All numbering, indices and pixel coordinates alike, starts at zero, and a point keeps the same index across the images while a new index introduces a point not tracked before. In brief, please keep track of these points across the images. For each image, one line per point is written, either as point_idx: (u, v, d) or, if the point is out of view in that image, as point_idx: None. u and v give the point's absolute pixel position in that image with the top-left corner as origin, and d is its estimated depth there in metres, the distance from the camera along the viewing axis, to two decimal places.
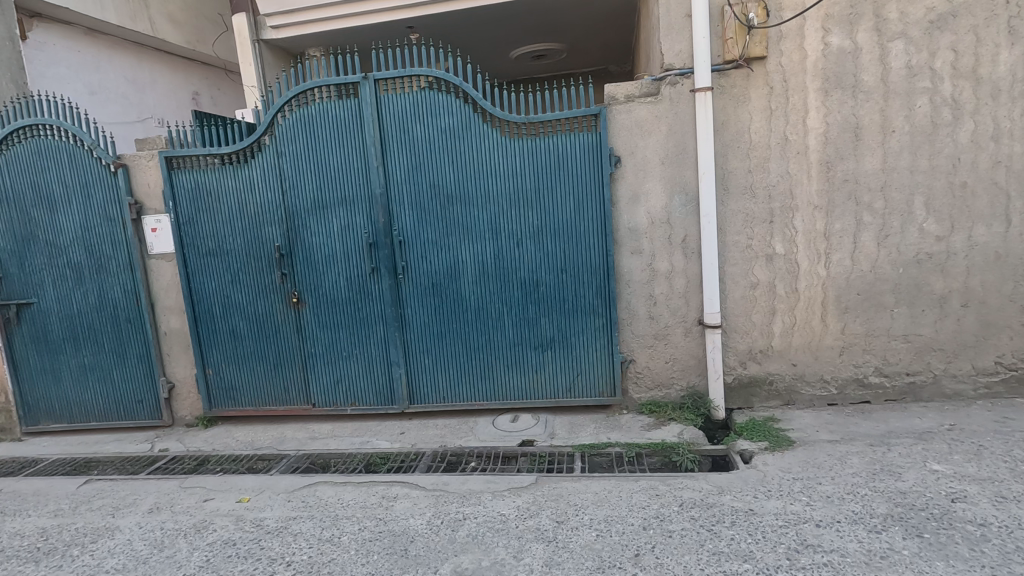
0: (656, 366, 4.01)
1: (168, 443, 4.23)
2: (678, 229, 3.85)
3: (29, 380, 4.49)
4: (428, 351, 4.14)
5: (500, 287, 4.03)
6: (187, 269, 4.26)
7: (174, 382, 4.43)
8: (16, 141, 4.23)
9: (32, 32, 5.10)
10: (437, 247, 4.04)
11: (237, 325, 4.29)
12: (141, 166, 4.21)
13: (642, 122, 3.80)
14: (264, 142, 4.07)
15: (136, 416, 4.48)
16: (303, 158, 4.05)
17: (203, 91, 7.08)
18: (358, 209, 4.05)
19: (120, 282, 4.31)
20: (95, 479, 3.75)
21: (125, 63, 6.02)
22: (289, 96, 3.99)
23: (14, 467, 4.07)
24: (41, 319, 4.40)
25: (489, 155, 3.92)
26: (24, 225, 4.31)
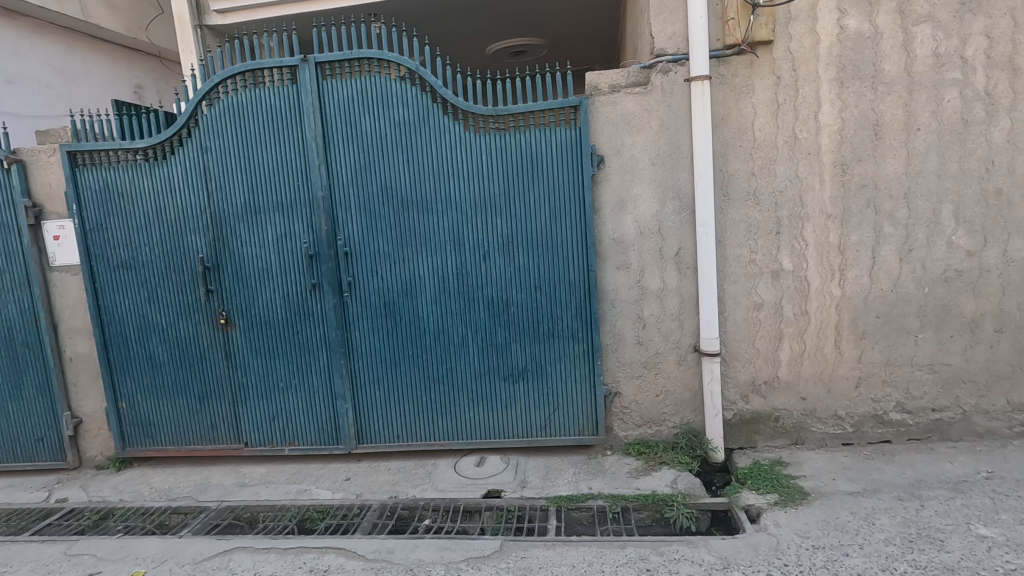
0: (644, 400, 3.45)
1: (69, 492, 3.55)
2: (670, 241, 3.31)
3: None
4: (379, 382, 3.54)
5: (465, 308, 3.44)
6: (95, 284, 3.61)
7: (82, 417, 3.77)
8: None
9: None
10: (390, 260, 3.44)
11: (155, 351, 3.65)
12: (41, 162, 3.57)
13: (629, 116, 3.26)
14: (186, 135, 3.46)
15: (35, 457, 3.80)
16: (232, 155, 3.44)
17: (149, 83, 6.41)
18: (297, 214, 3.44)
19: (15, 300, 3.65)
20: None
21: (51, 50, 5.31)
22: (215, 81, 3.38)
23: None
24: None
25: (450, 152, 3.34)
26: None
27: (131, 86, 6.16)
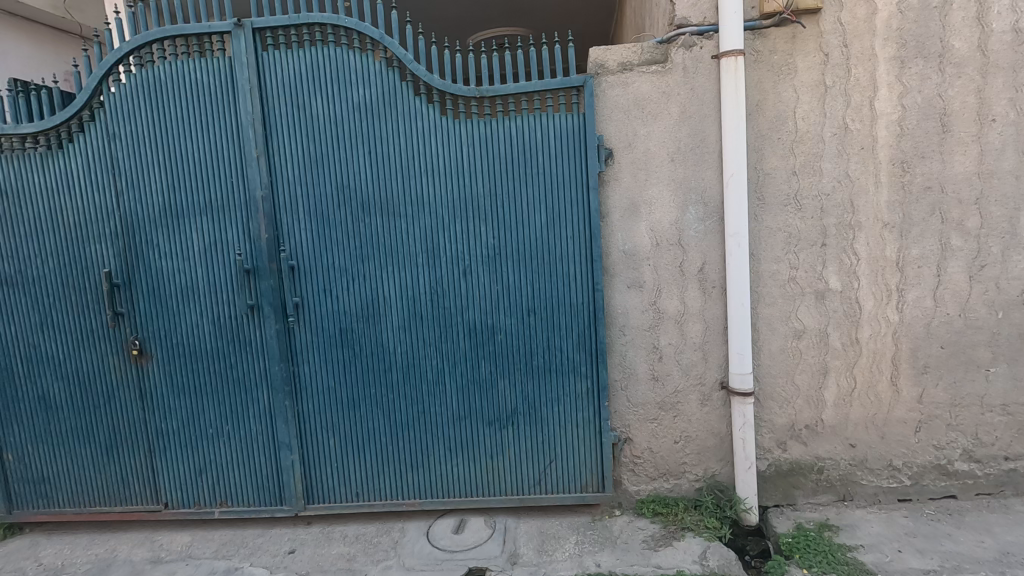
0: (661, 448, 2.82)
1: None
2: (693, 255, 2.69)
3: None
4: (334, 427, 2.85)
5: (442, 336, 2.78)
6: None
7: None
8: None
9: None
10: (347, 276, 2.75)
11: (51, 389, 2.90)
12: None
13: (645, 100, 2.64)
14: (89, 118, 2.75)
15: None
16: (148, 144, 2.74)
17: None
18: (229, 219, 2.74)
19: None
20: None
21: None
22: (125, 50, 2.68)
23: None
24: None
25: (423, 143, 2.69)
26: None
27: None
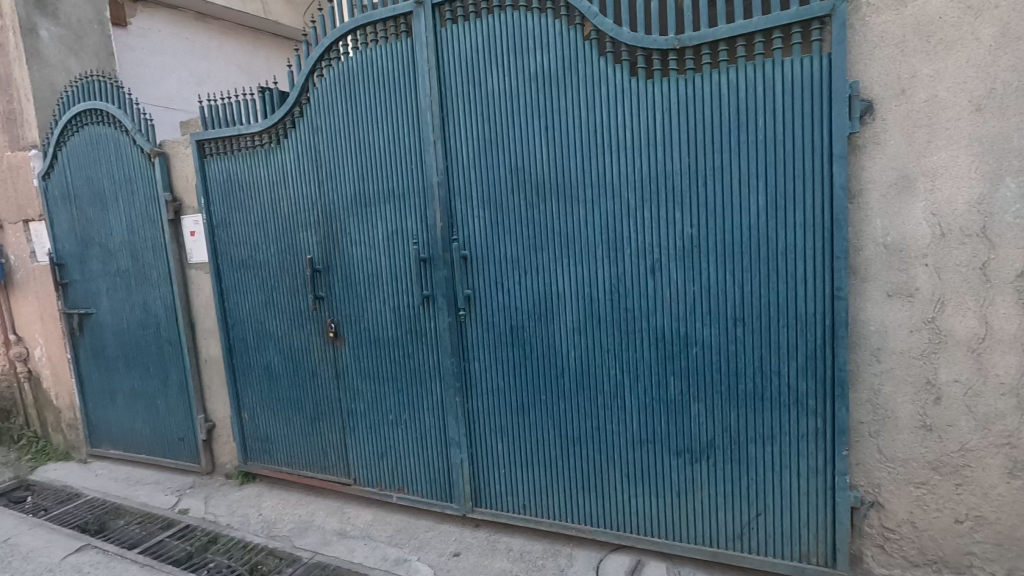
0: (932, 526, 1.97)
1: (192, 503, 3.37)
2: (1010, 251, 1.77)
3: (96, 400, 4.12)
4: (502, 431, 2.64)
5: (622, 343, 2.34)
6: (223, 285, 3.36)
7: (214, 421, 3.60)
8: (72, 132, 3.76)
9: (135, 18, 4.59)
10: (518, 268, 2.49)
11: (272, 361, 3.27)
12: (181, 155, 3.39)
13: (936, 20, 1.79)
14: (299, 114, 2.94)
15: (179, 456, 3.78)
16: (343, 135, 2.83)
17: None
18: (408, 207, 2.69)
19: (160, 296, 3.59)
20: (89, 547, 3.02)
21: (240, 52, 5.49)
22: (325, 45, 2.79)
23: (55, 502, 3.66)
24: (100, 332, 3.96)
25: (607, 113, 2.26)
26: (84, 228, 3.85)
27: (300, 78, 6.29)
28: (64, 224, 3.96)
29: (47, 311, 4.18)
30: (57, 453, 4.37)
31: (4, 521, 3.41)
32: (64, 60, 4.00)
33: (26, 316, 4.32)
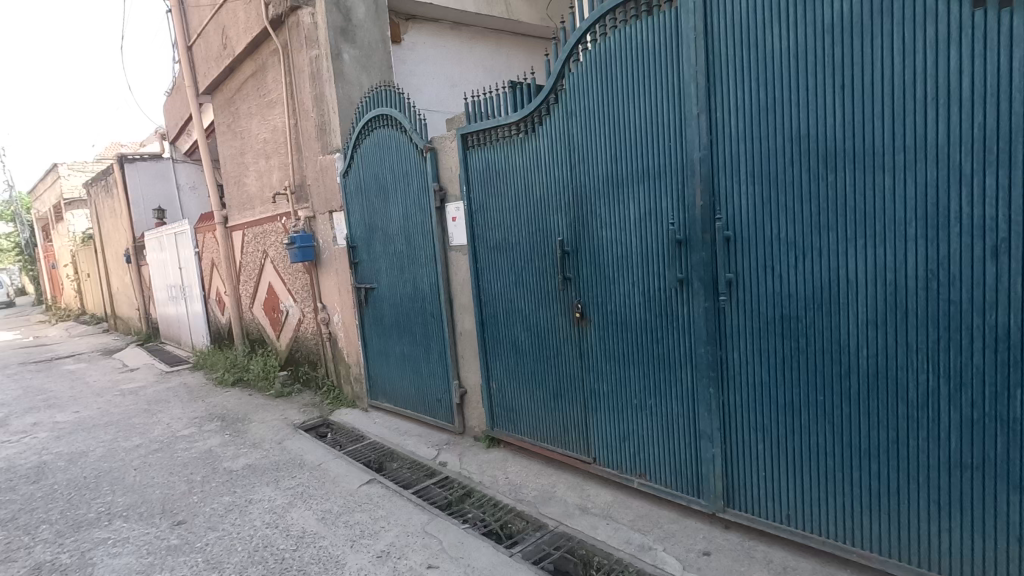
0: None
1: (449, 457, 3.81)
2: None
3: (375, 360, 4.95)
4: (764, 430, 2.40)
5: (938, 342, 1.91)
6: (478, 265, 3.71)
7: (466, 388, 4.01)
8: (365, 136, 4.53)
9: (406, 35, 5.33)
10: (794, 250, 2.21)
11: (520, 337, 3.49)
12: (447, 149, 3.81)
13: None
14: (554, 101, 3.04)
15: (437, 415, 4.32)
16: (598, 118, 2.84)
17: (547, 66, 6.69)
18: (664, 186, 2.59)
19: (427, 274, 4.13)
20: (376, 481, 3.62)
21: (486, 53, 5.95)
22: (583, 29, 2.82)
23: (348, 440, 4.51)
24: (380, 303, 4.73)
25: (933, 59, 1.83)
26: (372, 216, 4.62)
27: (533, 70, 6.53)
28: (357, 213, 4.82)
29: (343, 285, 5.13)
30: (346, 401, 5.37)
31: (316, 449, 4.30)
32: (359, 76, 4.81)
33: (328, 289, 5.39)
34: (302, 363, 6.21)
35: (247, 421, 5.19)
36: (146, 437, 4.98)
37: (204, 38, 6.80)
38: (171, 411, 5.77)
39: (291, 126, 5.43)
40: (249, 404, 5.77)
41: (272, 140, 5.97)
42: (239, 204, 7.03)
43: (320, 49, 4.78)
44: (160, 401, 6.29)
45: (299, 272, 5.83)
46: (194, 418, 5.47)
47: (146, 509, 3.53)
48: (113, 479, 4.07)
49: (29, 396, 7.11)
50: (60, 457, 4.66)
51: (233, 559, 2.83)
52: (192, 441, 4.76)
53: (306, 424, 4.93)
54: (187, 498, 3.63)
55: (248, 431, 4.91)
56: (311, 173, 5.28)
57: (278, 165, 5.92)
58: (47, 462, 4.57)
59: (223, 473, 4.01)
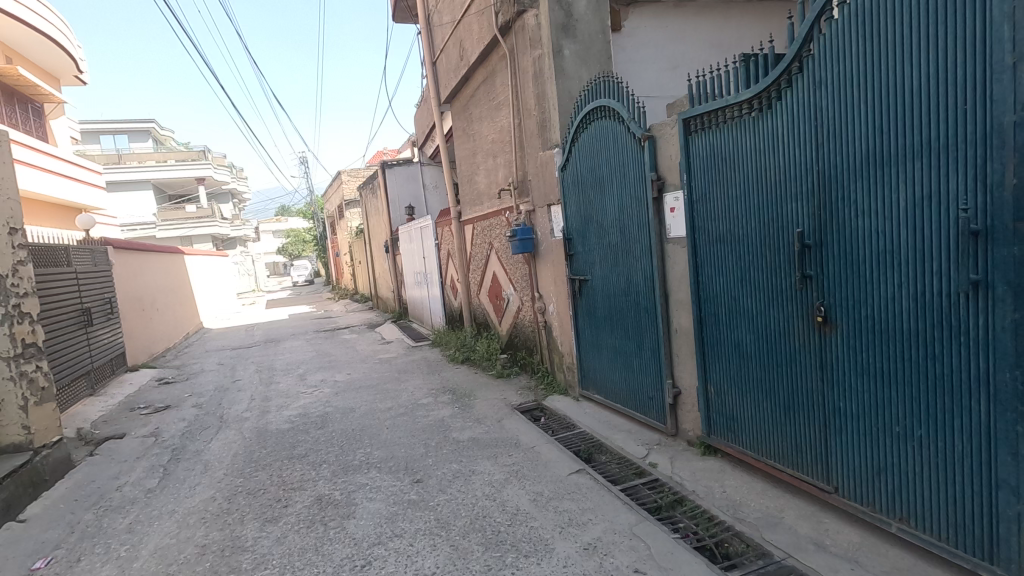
0: None
1: (660, 459, 3.65)
2: None
3: (587, 351, 5.01)
4: None
5: None
6: (699, 259, 3.47)
7: (680, 388, 3.79)
8: (583, 129, 4.58)
9: (627, 21, 5.18)
10: None
11: (745, 338, 3.17)
12: (666, 136, 3.60)
13: None
14: (796, 72, 2.65)
15: (647, 413, 4.18)
16: (855, 85, 2.39)
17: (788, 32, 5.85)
18: (952, 163, 2.05)
19: (641, 268, 4.01)
20: (584, 471, 3.67)
21: (713, 27, 5.46)
22: None
23: (560, 427, 4.66)
24: (593, 296, 4.76)
25: None
26: (588, 209, 4.65)
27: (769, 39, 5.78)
28: (573, 206, 4.91)
29: (558, 276, 5.30)
30: (558, 388, 5.56)
31: (530, 432, 4.53)
32: (578, 70, 4.85)
33: (545, 279, 5.62)
34: (520, 348, 6.63)
35: (472, 397, 5.75)
36: (396, 402, 5.88)
37: (445, 53, 7.64)
38: (414, 382, 6.71)
39: (515, 125, 5.78)
40: (475, 382, 6.38)
41: (499, 140, 6.44)
42: (471, 200, 7.77)
43: (542, 49, 4.95)
44: (407, 371, 7.36)
45: (520, 263, 6.21)
46: (431, 389, 6.27)
47: (394, 464, 4.15)
48: (371, 434, 4.90)
49: (319, 358, 9.00)
50: (338, 410, 5.79)
51: (457, 522, 3.15)
52: (429, 410, 5.46)
53: (522, 406, 5.25)
54: (424, 460, 4.17)
55: (473, 406, 5.43)
56: (532, 168, 5.54)
57: (504, 163, 6.36)
58: (329, 413, 5.72)
59: (452, 442, 4.50)
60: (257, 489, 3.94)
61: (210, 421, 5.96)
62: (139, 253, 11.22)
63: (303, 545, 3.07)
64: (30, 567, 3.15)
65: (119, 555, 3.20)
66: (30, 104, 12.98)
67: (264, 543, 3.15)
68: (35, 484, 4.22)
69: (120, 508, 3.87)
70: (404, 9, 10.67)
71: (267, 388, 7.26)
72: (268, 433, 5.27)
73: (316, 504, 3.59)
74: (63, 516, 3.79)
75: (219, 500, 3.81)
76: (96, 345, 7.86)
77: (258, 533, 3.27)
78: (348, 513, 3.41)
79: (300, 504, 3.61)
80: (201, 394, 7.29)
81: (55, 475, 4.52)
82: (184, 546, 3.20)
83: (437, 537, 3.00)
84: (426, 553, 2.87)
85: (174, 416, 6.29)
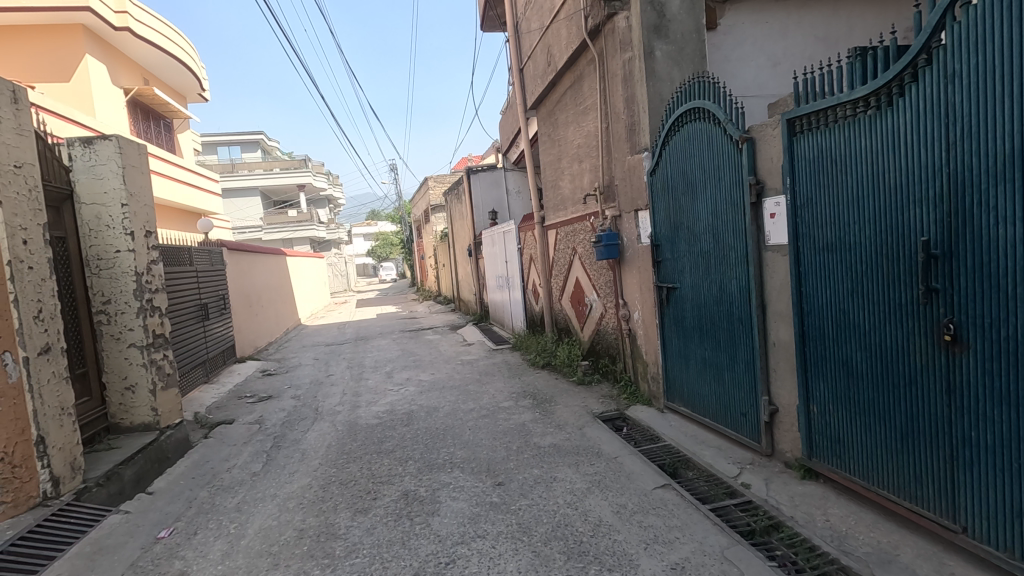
0: None
1: (753, 479, 3.44)
2: None
3: (673, 362, 4.86)
4: None
5: None
6: (801, 268, 3.25)
7: (777, 406, 3.56)
8: (674, 132, 4.45)
9: (723, 18, 4.97)
10: None
11: (855, 355, 2.92)
12: (767, 137, 3.41)
13: None
14: (922, 66, 2.42)
15: (740, 430, 3.96)
16: (994, 79, 2.14)
17: (906, 21, 5.35)
18: None
19: (736, 277, 3.82)
20: (670, 487, 3.53)
21: (819, 19, 5.10)
22: None
23: (643, 438, 4.54)
24: (682, 304, 4.60)
25: None
26: (677, 215, 4.52)
27: (884, 30, 5.32)
28: (663, 211, 4.78)
29: (644, 283, 5.17)
30: (642, 398, 5.41)
31: (613, 441, 4.44)
32: (670, 72, 4.71)
33: (630, 286, 5.50)
34: (602, 356, 6.52)
35: (553, 403, 5.72)
36: (478, 403, 5.98)
37: (533, 60, 7.71)
38: (496, 384, 6.80)
39: (602, 130, 5.70)
40: (555, 387, 6.36)
41: (585, 145, 6.38)
42: (555, 205, 7.77)
43: (633, 51, 4.86)
44: (488, 374, 7.47)
45: (604, 269, 6.12)
46: (513, 393, 6.32)
47: (477, 465, 4.22)
48: (454, 435, 5.01)
49: (406, 357, 9.37)
50: (423, 409, 5.97)
51: (539, 529, 3.14)
52: (510, 414, 5.50)
53: (604, 415, 5.16)
54: (505, 463, 4.20)
55: (554, 412, 5.41)
56: (620, 173, 5.44)
57: (590, 168, 6.30)
58: (414, 411, 5.93)
59: (534, 447, 4.50)
60: (349, 480, 4.15)
61: (306, 412, 6.37)
62: (249, 254, 12.24)
63: (391, 537, 3.19)
64: (156, 535, 3.51)
65: (229, 531, 3.49)
66: (163, 121, 14.62)
67: (355, 532, 3.31)
68: (160, 460, 4.71)
69: (230, 488, 4.21)
70: (493, 17, 10.89)
71: (357, 384, 7.64)
72: (359, 427, 5.54)
73: (403, 499, 3.72)
74: (183, 491, 4.19)
75: (315, 488, 4.05)
76: (211, 337, 8.66)
77: (350, 522, 3.44)
78: (433, 510, 3.51)
79: (388, 498, 3.76)
80: (298, 386, 7.82)
81: (176, 453, 5.02)
82: (284, 529, 3.43)
83: (518, 542, 3.01)
84: (508, 557, 2.88)
85: (275, 406, 6.78)
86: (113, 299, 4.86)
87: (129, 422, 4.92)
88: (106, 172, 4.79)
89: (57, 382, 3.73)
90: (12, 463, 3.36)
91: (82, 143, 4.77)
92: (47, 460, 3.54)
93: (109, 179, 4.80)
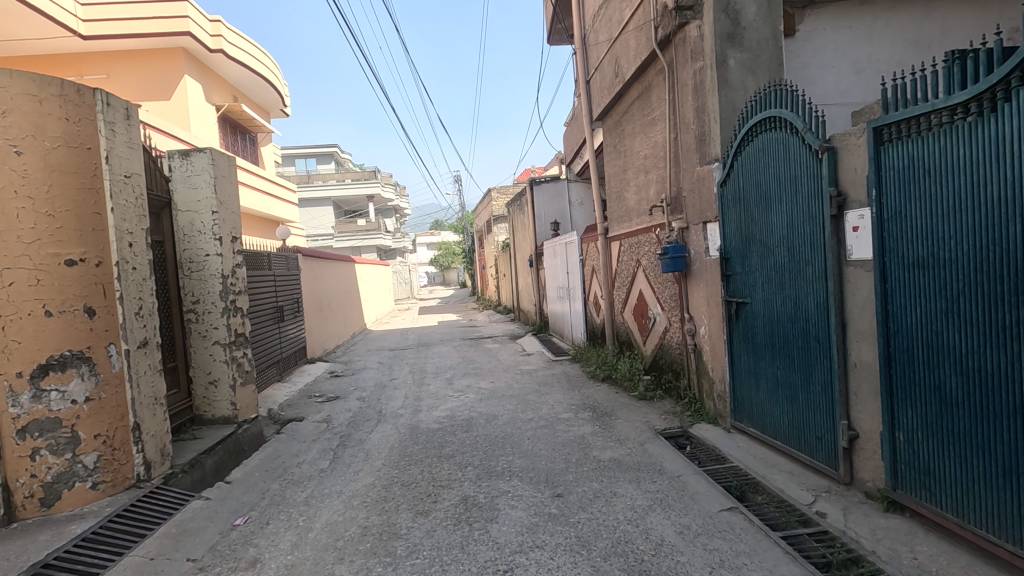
0: None
1: (829, 508, 3.24)
2: None
3: (741, 380, 4.67)
4: None
5: None
6: (888, 285, 3.04)
7: (858, 431, 3.34)
8: (747, 143, 4.31)
9: (802, 24, 4.79)
10: None
11: (949, 379, 2.70)
12: (851, 146, 3.24)
13: None
14: None
15: (815, 455, 3.74)
16: None
17: (1012, 21, 4.94)
18: None
19: (813, 293, 3.64)
20: (737, 510, 3.38)
21: (910, 22, 4.82)
22: None
23: (708, 457, 4.38)
24: (752, 320, 4.44)
25: None
26: (749, 227, 4.37)
27: (985, 32, 4.95)
28: (733, 224, 4.64)
29: (712, 297, 5.01)
30: (707, 416, 5.22)
31: (676, 459, 4.31)
32: (744, 80, 4.56)
33: (697, 300, 5.34)
34: (666, 371, 6.35)
35: (613, 417, 5.63)
36: (537, 414, 5.97)
37: (600, 71, 7.70)
38: (555, 395, 6.77)
39: (670, 140, 5.60)
40: (616, 401, 6.25)
41: (652, 156, 6.29)
42: (619, 216, 7.69)
43: (705, 60, 4.76)
44: (547, 384, 7.45)
45: (669, 282, 5.99)
46: (572, 405, 6.26)
47: (535, 475, 4.22)
48: (513, 443, 5.03)
49: (465, 365, 9.52)
50: (482, 416, 6.03)
51: (598, 544, 3.09)
52: (570, 425, 5.45)
53: (667, 432, 5.02)
54: (565, 475, 4.17)
55: (614, 426, 5.32)
56: (689, 185, 5.32)
57: (656, 179, 6.20)
58: (473, 418, 6.00)
59: (593, 461, 4.44)
60: (411, 482, 4.25)
61: (370, 414, 6.57)
62: (321, 260, 12.83)
63: (450, 541, 3.24)
64: (233, 522, 3.74)
65: (299, 523, 3.65)
66: (249, 135, 15.70)
67: (416, 532, 3.38)
68: (237, 452, 4.99)
69: (300, 483, 4.41)
70: (560, 31, 10.99)
71: (419, 389, 7.82)
72: (420, 430, 5.68)
73: (462, 504, 3.77)
74: (257, 483, 4.44)
75: (378, 487, 4.18)
76: (285, 337, 9.16)
77: (411, 523, 3.52)
78: (492, 517, 3.53)
79: (448, 502, 3.82)
80: (364, 389, 8.10)
81: (251, 446, 5.30)
82: (350, 525, 3.56)
83: (578, 555, 2.97)
84: (567, 569, 2.86)
85: (342, 407, 7.05)
86: (202, 300, 5.23)
87: (212, 415, 5.26)
88: (199, 182, 5.19)
89: (152, 374, 4.04)
90: (112, 446, 3.68)
91: (180, 155, 5.20)
92: (141, 445, 3.84)
93: (202, 188, 5.19)
